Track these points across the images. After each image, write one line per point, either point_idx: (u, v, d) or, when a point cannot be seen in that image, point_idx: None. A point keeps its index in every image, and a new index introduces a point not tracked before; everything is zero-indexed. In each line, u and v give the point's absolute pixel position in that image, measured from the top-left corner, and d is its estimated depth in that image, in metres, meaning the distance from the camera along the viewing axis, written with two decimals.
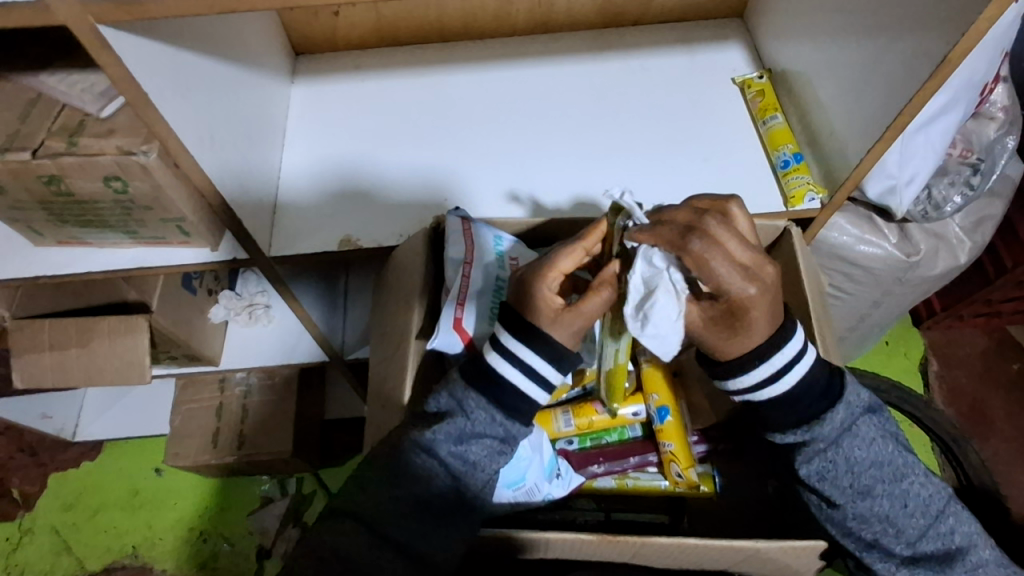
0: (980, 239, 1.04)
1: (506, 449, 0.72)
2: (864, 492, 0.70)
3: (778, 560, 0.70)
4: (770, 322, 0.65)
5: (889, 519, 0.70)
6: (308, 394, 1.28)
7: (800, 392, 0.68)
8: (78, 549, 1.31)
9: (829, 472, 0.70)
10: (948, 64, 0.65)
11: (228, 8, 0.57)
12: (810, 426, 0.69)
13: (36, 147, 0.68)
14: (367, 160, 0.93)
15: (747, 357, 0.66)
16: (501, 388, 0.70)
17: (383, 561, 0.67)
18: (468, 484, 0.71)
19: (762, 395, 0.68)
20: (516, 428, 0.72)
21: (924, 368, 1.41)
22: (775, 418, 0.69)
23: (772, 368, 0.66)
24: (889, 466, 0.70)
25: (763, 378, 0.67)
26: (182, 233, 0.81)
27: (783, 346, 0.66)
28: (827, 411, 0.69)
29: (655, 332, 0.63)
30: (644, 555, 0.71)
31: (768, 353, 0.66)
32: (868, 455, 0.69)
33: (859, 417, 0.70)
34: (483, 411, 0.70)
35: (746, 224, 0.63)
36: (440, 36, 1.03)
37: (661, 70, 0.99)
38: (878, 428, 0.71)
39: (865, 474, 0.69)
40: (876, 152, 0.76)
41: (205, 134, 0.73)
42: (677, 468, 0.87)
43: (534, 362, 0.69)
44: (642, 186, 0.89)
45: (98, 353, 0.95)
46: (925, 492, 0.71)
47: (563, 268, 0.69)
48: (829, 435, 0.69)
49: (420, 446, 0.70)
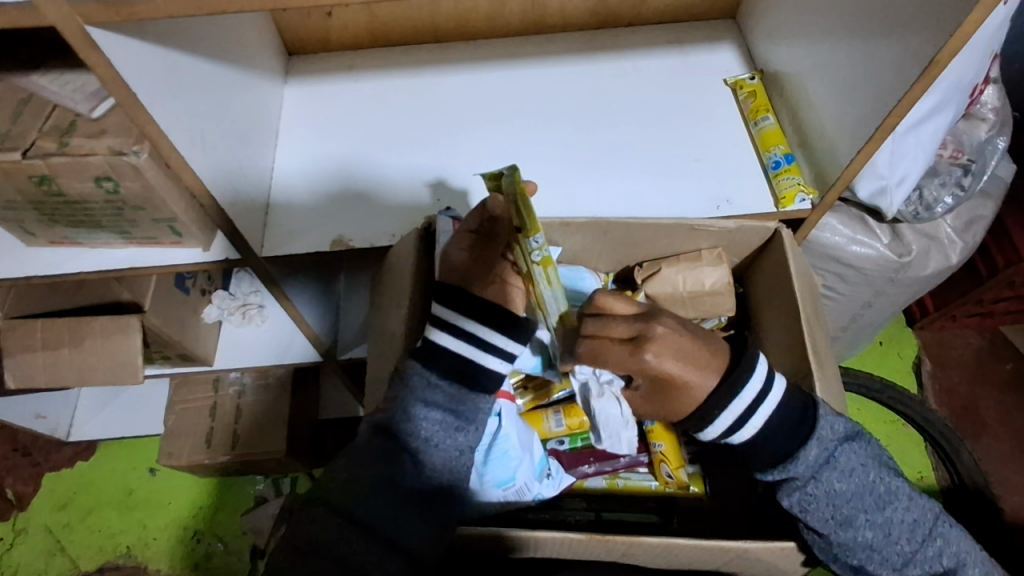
0: (972, 240, 1.04)
1: (460, 423, 0.73)
2: (846, 523, 0.69)
3: (765, 560, 0.70)
4: (707, 364, 0.67)
5: (873, 547, 0.70)
6: (302, 395, 1.28)
7: (770, 430, 0.68)
8: (71, 548, 1.31)
9: (809, 504, 0.70)
10: (936, 66, 0.65)
11: (217, 8, 0.57)
12: (786, 464, 0.69)
13: (27, 148, 0.68)
14: (358, 160, 0.93)
15: (707, 408, 0.67)
16: (442, 356, 0.71)
17: (354, 541, 0.66)
18: (430, 464, 0.72)
19: (733, 440, 0.70)
20: (461, 395, 0.72)
21: (917, 368, 1.41)
22: (754, 458, 0.70)
23: (736, 412, 0.67)
24: (870, 496, 0.70)
25: (730, 423, 0.68)
26: (174, 234, 0.81)
27: (744, 387, 0.66)
28: (800, 448, 0.69)
29: (610, 434, 0.78)
30: (633, 555, 0.72)
31: (728, 397, 0.66)
32: (847, 487, 0.69)
33: (837, 448, 0.70)
34: (421, 376, 0.72)
35: (631, 307, 0.69)
36: (434, 36, 1.03)
37: (653, 70, 0.99)
38: (857, 458, 0.70)
39: (846, 506, 0.69)
40: (866, 153, 0.76)
41: (197, 135, 0.73)
42: (667, 469, 0.89)
43: (487, 335, 0.71)
44: (632, 186, 0.89)
45: (91, 353, 0.95)
46: (908, 516, 0.71)
47: (469, 233, 0.74)
48: (805, 471, 0.69)
49: (383, 428, 0.71)
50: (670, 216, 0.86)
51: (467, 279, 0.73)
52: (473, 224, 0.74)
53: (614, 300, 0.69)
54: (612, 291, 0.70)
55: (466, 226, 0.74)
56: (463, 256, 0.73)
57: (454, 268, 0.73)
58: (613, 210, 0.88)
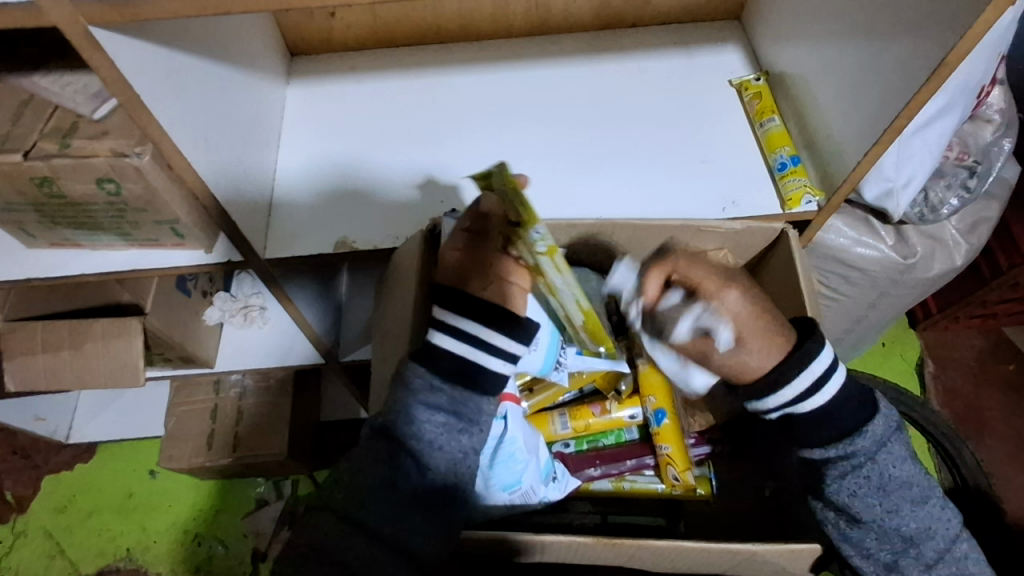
0: (977, 242, 1.04)
1: (463, 424, 0.71)
2: (892, 511, 0.69)
3: (774, 563, 0.69)
4: (768, 350, 0.69)
5: (910, 541, 0.69)
6: (302, 396, 1.28)
7: (837, 403, 0.69)
8: (71, 552, 1.30)
9: (861, 488, 0.69)
10: (945, 67, 0.65)
11: (223, 8, 0.57)
12: (851, 438, 0.69)
13: (29, 149, 0.67)
14: (362, 161, 0.93)
15: (784, 370, 0.68)
16: (442, 357, 0.70)
17: (357, 546, 0.66)
18: (434, 467, 0.70)
19: (801, 409, 0.69)
20: (462, 396, 0.71)
21: (921, 370, 1.41)
22: (813, 432, 0.70)
23: (814, 375, 0.67)
24: (917, 488, 0.70)
25: (805, 388, 0.68)
26: (176, 235, 0.80)
27: (819, 353, 0.68)
28: (865, 423, 0.69)
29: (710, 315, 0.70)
30: (640, 559, 0.71)
31: (802, 361, 0.67)
32: (901, 474, 0.69)
33: (893, 433, 0.71)
34: (422, 377, 0.70)
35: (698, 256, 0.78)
36: (437, 37, 1.02)
37: (658, 71, 0.99)
38: (907, 447, 0.71)
39: (895, 493, 0.69)
40: (873, 155, 0.76)
41: (199, 137, 0.72)
42: (674, 471, 0.88)
43: (488, 336, 0.69)
44: (637, 188, 0.89)
45: (92, 356, 0.94)
46: (944, 515, 0.70)
47: (462, 231, 0.73)
48: (869, 448, 0.69)
49: (384, 431, 0.70)
50: (676, 217, 0.86)
51: (464, 280, 0.71)
52: (468, 223, 0.73)
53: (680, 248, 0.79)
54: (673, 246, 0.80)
55: (459, 224, 0.73)
56: (457, 255, 0.72)
57: (451, 270, 0.72)
58: (619, 212, 0.87)
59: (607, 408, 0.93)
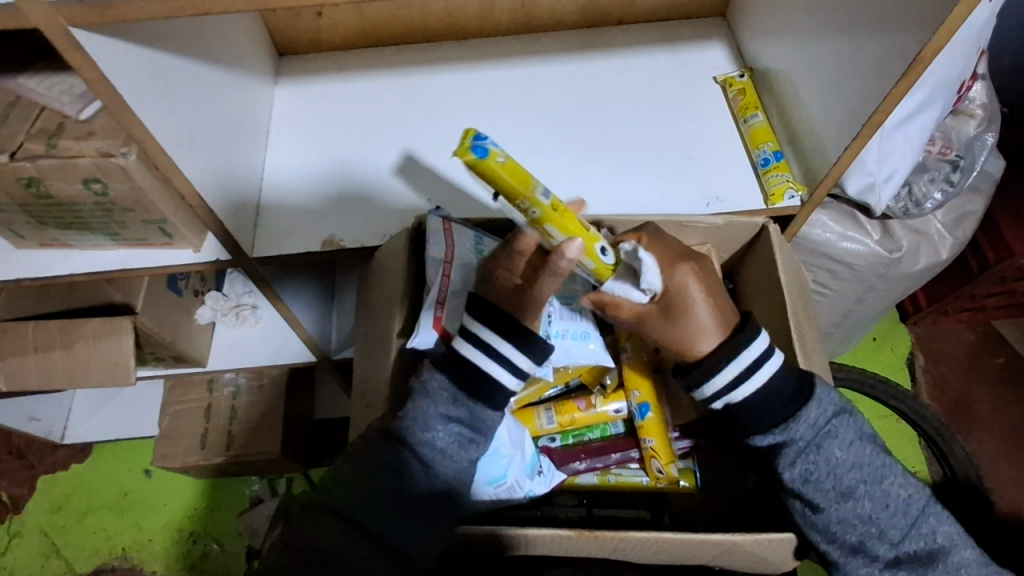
0: (962, 235, 1.05)
1: (474, 436, 0.73)
2: (846, 493, 0.71)
3: (756, 553, 0.70)
4: (715, 327, 0.72)
5: (871, 520, 0.70)
6: (295, 394, 1.29)
7: (768, 394, 0.70)
8: (66, 552, 1.31)
9: (812, 475, 0.71)
10: (920, 62, 0.66)
11: (204, 9, 0.58)
12: (787, 425, 0.71)
13: (15, 150, 0.68)
14: (350, 160, 0.93)
15: (712, 361, 0.71)
16: (466, 368, 0.71)
17: (352, 549, 0.66)
18: (444, 475, 0.72)
19: (735, 396, 0.71)
20: (481, 412, 0.73)
21: (910, 363, 1.42)
22: (750, 422, 0.72)
23: (741, 365, 0.70)
24: (869, 468, 0.71)
25: (734, 376, 0.71)
26: (165, 235, 0.81)
27: (749, 343, 0.71)
28: (799, 410, 0.71)
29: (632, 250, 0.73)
30: (624, 550, 0.72)
31: (733, 352, 0.71)
32: (847, 457, 0.71)
33: (835, 419, 0.72)
34: (445, 389, 0.73)
35: (714, 272, 0.76)
36: (424, 36, 1.03)
37: (644, 68, 1.00)
38: (855, 429, 0.72)
39: (846, 476, 0.70)
40: (852, 150, 0.77)
41: (185, 137, 0.73)
42: (657, 465, 0.89)
43: (506, 350, 0.70)
44: (621, 185, 0.90)
45: (81, 356, 0.95)
46: (904, 492, 0.71)
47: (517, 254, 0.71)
48: (806, 434, 0.70)
49: (393, 438, 0.71)
50: (661, 213, 0.87)
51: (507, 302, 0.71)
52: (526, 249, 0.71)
53: (709, 264, 0.77)
54: (710, 262, 0.78)
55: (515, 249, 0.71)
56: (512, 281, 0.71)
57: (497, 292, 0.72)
58: (604, 208, 0.88)
59: (591, 403, 0.94)
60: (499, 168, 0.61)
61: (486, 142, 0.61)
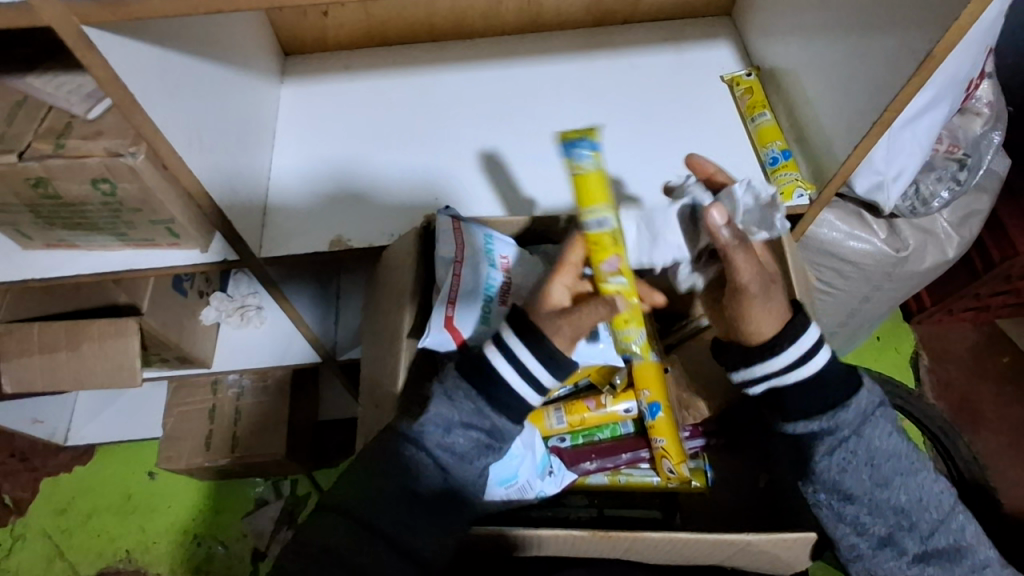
0: (968, 234, 1.05)
1: (493, 443, 0.73)
2: (881, 484, 0.72)
3: (769, 552, 0.70)
4: (776, 313, 0.71)
5: (904, 512, 0.72)
6: (300, 395, 1.28)
7: (822, 376, 0.72)
8: (71, 554, 1.30)
9: (849, 463, 0.72)
10: (932, 60, 0.65)
11: (215, 8, 0.57)
12: (835, 411, 0.72)
13: (23, 149, 0.68)
14: (357, 160, 0.93)
15: (775, 342, 0.71)
16: (491, 380, 0.71)
17: (365, 550, 0.67)
18: (461, 478, 0.72)
19: (790, 376, 0.72)
20: (501, 421, 0.72)
21: (916, 362, 1.42)
22: (794, 403, 0.73)
23: (803, 347, 0.71)
24: (905, 459, 0.73)
25: (790, 360, 0.71)
26: (172, 235, 0.80)
27: (806, 327, 0.72)
28: (849, 397, 0.72)
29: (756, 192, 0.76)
30: (637, 550, 0.71)
31: (794, 335, 0.71)
32: (886, 447, 0.73)
33: (876, 409, 0.74)
34: (469, 400, 0.71)
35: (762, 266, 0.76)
36: (430, 36, 1.03)
37: (651, 68, 0.99)
38: (892, 421, 0.75)
39: (883, 465, 0.72)
40: (862, 148, 0.76)
41: (194, 137, 0.73)
42: (669, 465, 0.89)
43: (526, 359, 0.70)
44: (630, 184, 0.89)
45: (88, 357, 0.95)
46: (936, 487, 0.73)
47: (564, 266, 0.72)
48: (852, 422, 0.72)
49: (409, 437, 0.70)
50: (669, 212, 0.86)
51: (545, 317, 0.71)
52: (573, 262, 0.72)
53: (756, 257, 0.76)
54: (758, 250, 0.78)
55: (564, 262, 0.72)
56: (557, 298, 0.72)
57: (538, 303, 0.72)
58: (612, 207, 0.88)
59: (600, 403, 0.94)
60: (574, 173, 0.69)
61: (570, 152, 0.68)
